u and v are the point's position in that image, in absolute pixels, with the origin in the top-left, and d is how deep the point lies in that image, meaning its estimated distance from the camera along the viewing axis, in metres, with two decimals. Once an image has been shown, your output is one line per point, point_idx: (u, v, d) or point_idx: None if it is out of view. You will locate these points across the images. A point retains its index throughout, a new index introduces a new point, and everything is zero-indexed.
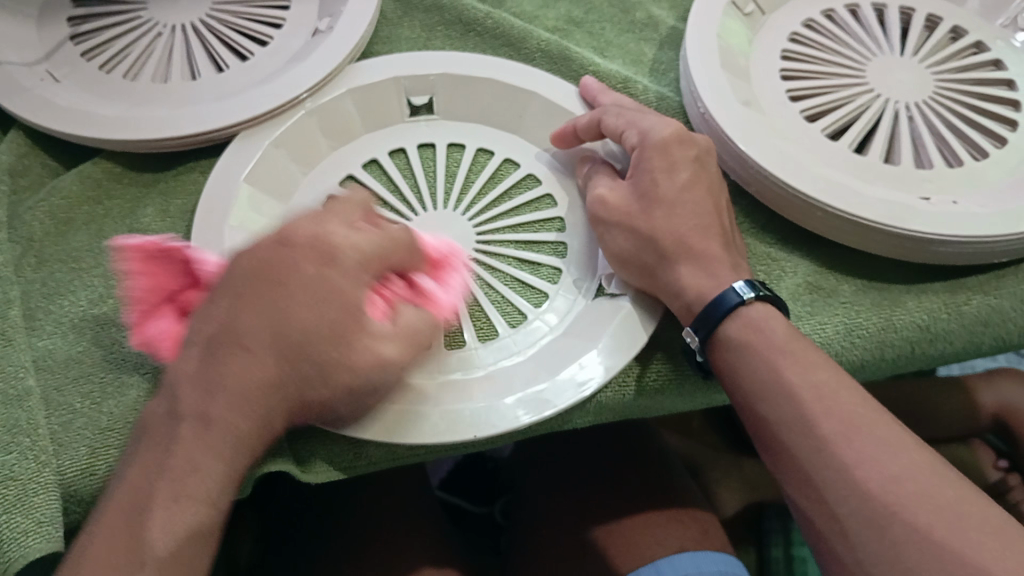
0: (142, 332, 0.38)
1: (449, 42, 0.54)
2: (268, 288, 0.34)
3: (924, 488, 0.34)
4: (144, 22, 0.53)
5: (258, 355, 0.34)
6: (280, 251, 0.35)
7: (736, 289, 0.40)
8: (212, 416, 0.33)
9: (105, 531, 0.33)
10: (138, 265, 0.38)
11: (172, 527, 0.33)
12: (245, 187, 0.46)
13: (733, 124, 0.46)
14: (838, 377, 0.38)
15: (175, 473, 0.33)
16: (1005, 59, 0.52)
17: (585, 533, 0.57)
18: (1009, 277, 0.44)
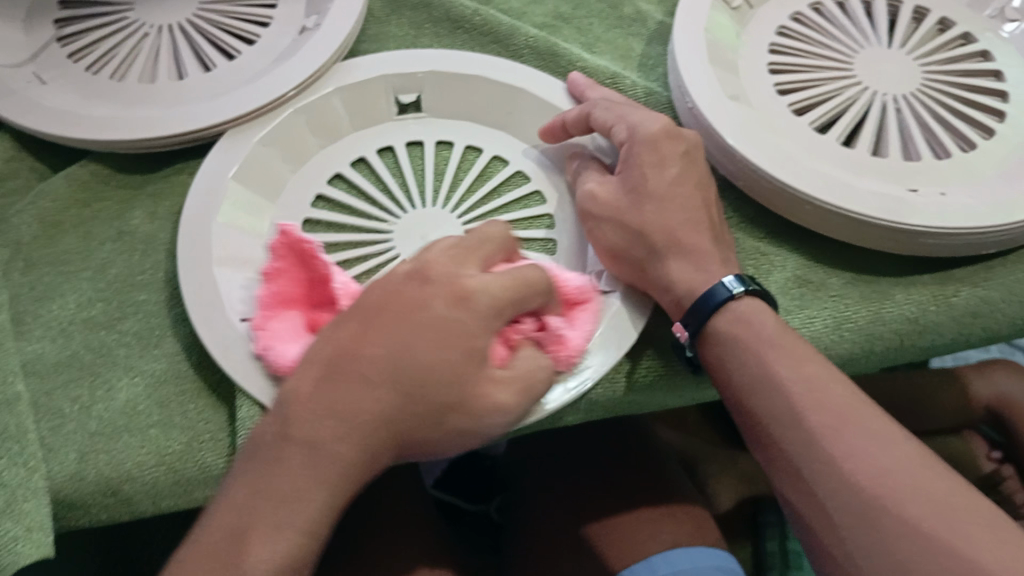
0: (258, 316, 0.40)
1: (437, 40, 0.54)
2: (394, 321, 0.35)
3: (914, 481, 0.34)
4: (131, 23, 0.53)
5: (376, 390, 0.34)
6: (414, 284, 0.36)
7: (726, 283, 0.40)
8: (321, 444, 0.33)
9: (204, 548, 0.34)
10: (283, 253, 0.41)
11: (272, 552, 0.33)
12: (233, 184, 0.46)
13: (721, 118, 0.46)
14: (828, 371, 0.38)
15: (274, 495, 0.34)
16: (993, 49, 0.52)
17: (580, 530, 0.57)
18: (997, 269, 0.44)
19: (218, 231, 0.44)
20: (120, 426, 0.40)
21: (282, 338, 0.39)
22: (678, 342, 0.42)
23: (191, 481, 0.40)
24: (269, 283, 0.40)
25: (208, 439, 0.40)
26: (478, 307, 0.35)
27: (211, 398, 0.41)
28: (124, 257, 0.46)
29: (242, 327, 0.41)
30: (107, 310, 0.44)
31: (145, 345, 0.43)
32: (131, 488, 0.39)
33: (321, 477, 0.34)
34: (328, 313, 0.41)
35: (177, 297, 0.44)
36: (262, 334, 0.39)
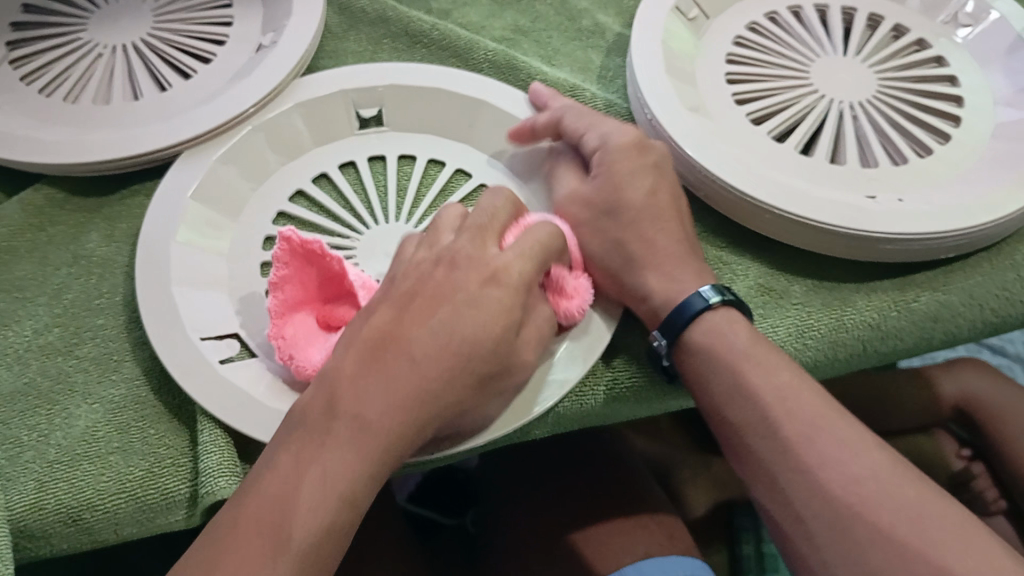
0: (273, 323, 0.40)
1: (396, 55, 0.54)
2: (430, 301, 0.36)
3: (888, 488, 0.34)
4: (84, 44, 0.52)
5: (421, 362, 0.35)
6: (444, 268, 0.37)
7: (702, 293, 0.40)
8: (370, 418, 0.34)
9: (247, 522, 0.32)
10: (289, 258, 0.40)
11: (317, 524, 0.32)
12: (191, 204, 0.45)
13: (679, 129, 0.46)
14: (800, 379, 0.38)
15: (320, 471, 0.33)
16: (947, 55, 0.52)
17: (553, 542, 0.56)
18: (956, 273, 0.45)
19: (175, 252, 0.43)
20: (79, 453, 0.39)
21: (307, 342, 0.40)
22: (653, 352, 0.42)
23: (155, 507, 0.39)
24: (278, 289, 0.40)
25: (171, 464, 0.39)
26: (514, 280, 0.37)
27: (172, 422, 0.40)
28: (81, 282, 0.45)
29: (203, 346, 0.40)
30: (64, 336, 0.43)
31: (103, 371, 0.42)
32: (92, 517, 0.38)
33: (371, 449, 0.33)
34: (345, 307, 0.42)
35: (136, 320, 0.43)
36: (287, 342, 0.39)
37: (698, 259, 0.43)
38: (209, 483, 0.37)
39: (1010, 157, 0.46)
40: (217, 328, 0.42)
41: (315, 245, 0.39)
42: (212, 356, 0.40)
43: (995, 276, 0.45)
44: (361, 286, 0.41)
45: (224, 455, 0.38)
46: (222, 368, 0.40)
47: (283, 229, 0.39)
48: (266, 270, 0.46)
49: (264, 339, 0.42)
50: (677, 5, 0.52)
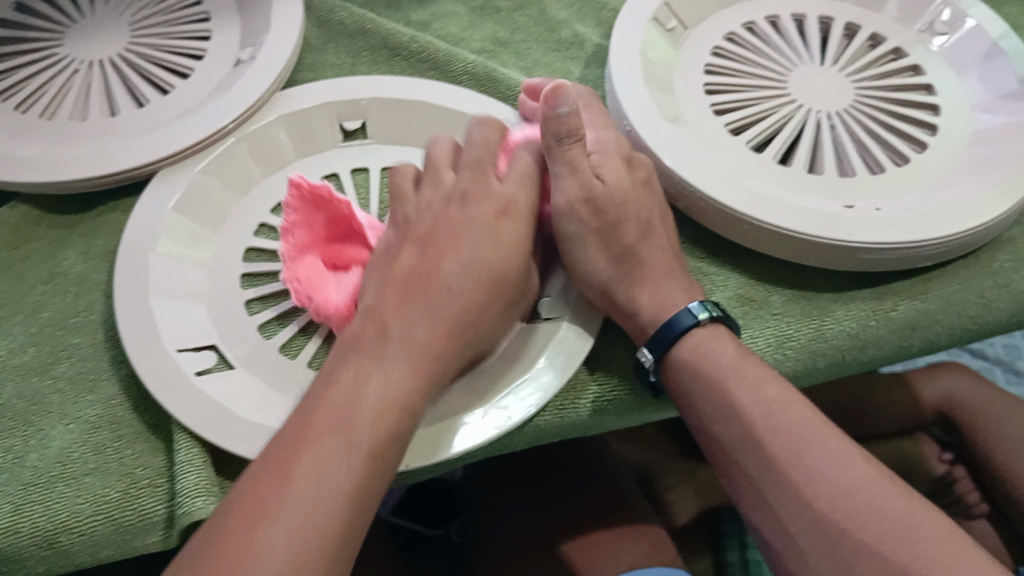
0: (286, 268, 0.42)
1: (374, 67, 0.54)
2: (454, 234, 0.40)
3: (874, 502, 0.34)
4: (60, 60, 0.52)
5: (455, 288, 0.38)
6: (456, 206, 0.41)
7: (690, 310, 0.40)
8: (418, 336, 0.36)
9: (318, 419, 0.33)
10: (299, 204, 0.42)
11: (384, 422, 0.34)
12: (173, 215, 0.45)
13: (659, 140, 0.46)
14: (787, 393, 0.38)
15: (380, 377, 0.35)
16: (924, 64, 0.53)
17: (538, 555, 0.56)
18: (934, 281, 0.45)
19: (155, 264, 0.43)
20: (55, 474, 0.39)
21: (321, 282, 0.42)
22: (640, 367, 0.42)
23: (132, 529, 0.38)
24: (290, 234, 0.42)
25: (147, 486, 0.39)
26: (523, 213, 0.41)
27: (150, 441, 0.40)
28: (57, 300, 0.45)
29: (180, 358, 0.40)
30: (40, 355, 0.43)
31: (80, 391, 0.42)
32: (68, 540, 0.38)
33: (421, 359, 0.36)
34: (355, 248, 0.44)
35: (114, 338, 0.43)
36: (303, 281, 0.41)
37: (683, 273, 0.43)
38: (185, 504, 0.37)
39: (988, 164, 0.46)
40: (195, 340, 0.42)
41: (323, 190, 0.42)
42: (187, 367, 0.40)
43: (973, 284, 0.45)
44: (368, 225, 0.44)
45: (201, 475, 0.38)
46: (197, 380, 0.39)
47: (292, 175, 0.42)
48: (250, 281, 0.45)
49: (242, 350, 0.42)
50: (655, 16, 0.52)
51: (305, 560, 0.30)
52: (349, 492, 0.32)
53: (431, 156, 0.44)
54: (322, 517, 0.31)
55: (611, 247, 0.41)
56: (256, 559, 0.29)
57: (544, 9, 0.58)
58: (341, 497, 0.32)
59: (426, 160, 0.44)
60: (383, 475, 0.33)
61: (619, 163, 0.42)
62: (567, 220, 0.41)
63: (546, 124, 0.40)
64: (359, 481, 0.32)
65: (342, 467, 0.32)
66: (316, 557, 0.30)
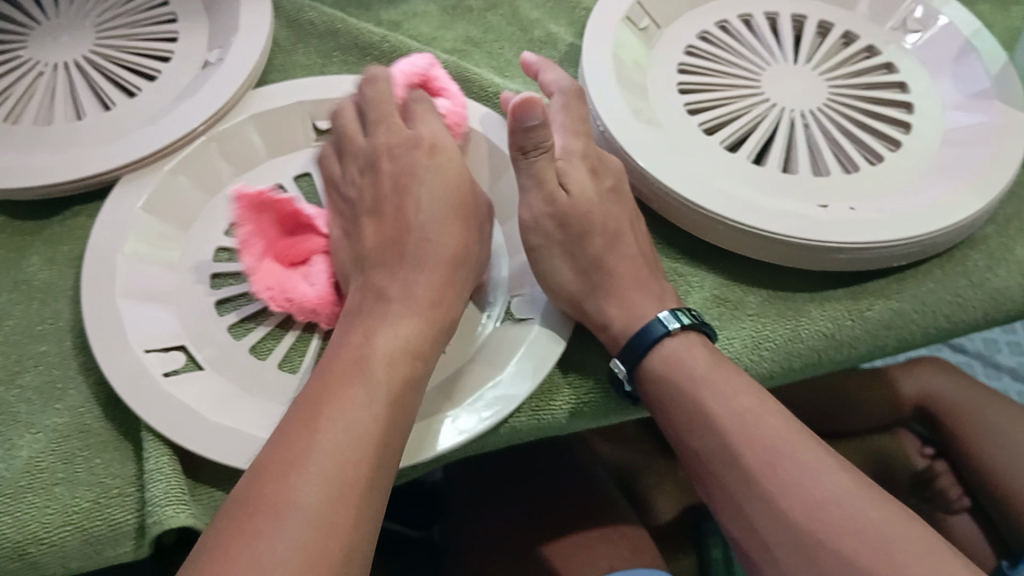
0: (253, 281, 0.41)
1: (346, 67, 0.54)
2: (411, 188, 0.42)
3: (849, 514, 0.34)
4: (24, 62, 0.51)
5: (431, 237, 0.41)
6: (388, 164, 0.44)
7: (662, 320, 0.40)
8: (413, 288, 0.39)
9: (334, 372, 0.35)
10: (246, 215, 0.42)
11: (393, 361, 0.36)
12: (141, 214, 0.44)
13: (632, 141, 0.46)
14: (759, 401, 0.38)
15: (384, 332, 0.37)
16: (897, 61, 0.53)
17: (517, 557, 0.56)
18: (908, 281, 0.45)
19: (122, 264, 0.42)
20: (22, 486, 0.38)
21: (293, 282, 0.42)
22: (614, 377, 0.42)
23: (102, 539, 0.38)
24: (249, 246, 0.42)
25: (117, 495, 0.38)
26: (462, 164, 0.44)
27: (119, 449, 0.40)
28: (23, 307, 0.44)
29: (147, 358, 0.39)
30: (5, 365, 0.42)
31: (47, 400, 0.41)
32: (37, 551, 0.37)
33: (419, 308, 0.38)
34: (312, 241, 0.45)
35: (82, 346, 0.43)
36: (280, 287, 0.41)
37: (656, 278, 0.43)
38: (155, 513, 0.36)
39: (959, 164, 0.47)
40: (164, 341, 0.41)
41: (264, 194, 0.43)
42: (155, 369, 0.39)
43: (947, 284, 0.45)
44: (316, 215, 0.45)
45: (171, 484, 0.37)
46: (165, 382, 0.39)
47: (232, 192, 0.42)
48: (219, 282, 0.45)
49: (212, 352, 0.41)
50: (628, 16, 0.52)
51: (345, 495, 0.32)
52: (378, 430, 0.34)
53: (339, 124, 0.46)
54: (355, 455, 0.33)
55: (576, 260, 0.42)
56: (300, 499, 0.31)
57: (518, 8, 0.58)
58: (370, 437, 0.33)
59: (339, 137, 0.46)
60: (405, 410, 0.35)
61: (584, 172, 0.43)
62: (534, 233, 0.42)
63: (513, 135, 0.40)
64: (384, 423, 0.34)
65: (367, 409, 0.34)
66: (354, 484, 0.32)
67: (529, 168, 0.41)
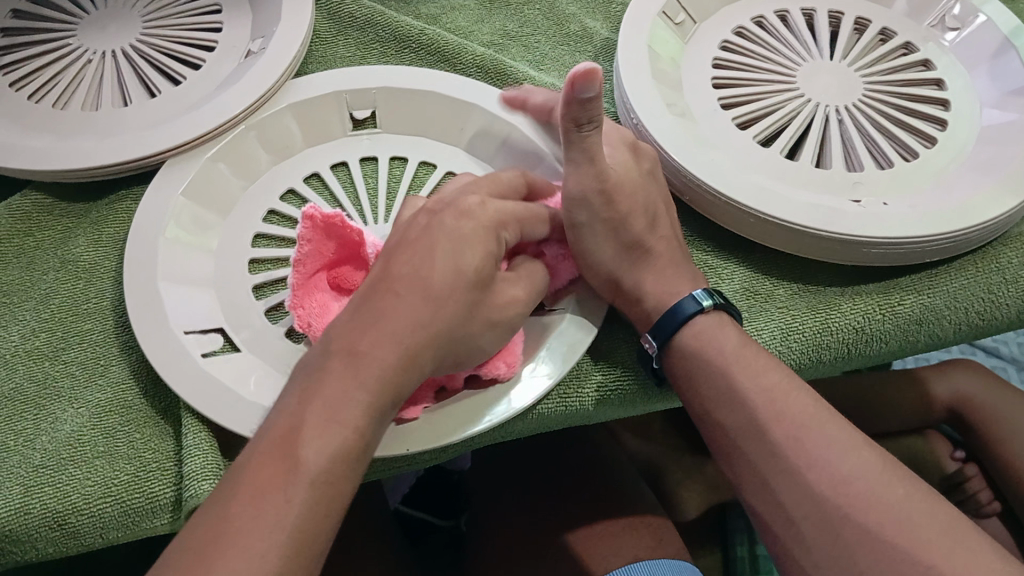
0: (293, 295, 0.41)
1: (384, 59, 0.54)
2: (418, 239, 0.36)
3: (879, 491, 0.34)
4: (74, 50, 0.52)
5: (407, 297, 0.34)
6: (424, 218, 0.37)
7: (694, 297, 0.41)
8: (363, 352, 0.33)
9: (258, 452, 0.31)
10: (312, 233, 0.41)
11: (325, 447, 0.31)
12: (182, 198, 0.46)
13: (665, 133, 0.46)
14: (786, 383, 0.38)
15: (323, 402, 0.32)
16: (934, 59, 0.53)
17: (543, 544, 0.56)
18: (941, 276, 0.45)
19: (165, 245, 0.44)
20: (64, 458, 0.39)
21: (327, 311, 0.41)
22: (644, 353, 0.42)
23: (139, 512, 0.38)
24: (302, 263, 0.41)
25: (155, 469, 0.39)
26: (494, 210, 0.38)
27: (158, 426, 0.41)
28: (67, 287, 0.45)
29: (185, 338, 0.40)
30: (51, 341, 0.43)
31: (89, 376, 0.42)
32: (78, 521, 0.38)
33: (369, 380, 0.32)
34: (358, 272, 0.43)
35: (123, 325, 0.44)
36: (310, 314, 0.41)
37: (687, 265, 0.43)
38: (191, 487, 0.37)
39: (995, 160, 0.46)
40: (202, 323, 0.42)
41: (337, 217, 0.41)
42: (193, 349, 0.40)
43: (981, 280, 0.45)
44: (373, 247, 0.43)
45: (208, 460, 0.38)
46: (203, 362, 0.40)
47: (305, 206, 0.40)
48: (256, 267, 0.46)
49: (248, 333, 0.43)
50: (664, 10, 0.53)
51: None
52: (298, 524, 0.29)
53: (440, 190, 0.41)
54: (265, 554, 0.28)
55: (611, 236, 0.42)
56: None
57: (554, 3, 0.58)
58: (286, 535, 0.29)
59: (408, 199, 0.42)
60: (330, 501, 0.31)
61: (623, 153, 0.43)
62: (578, 210, 0.41)
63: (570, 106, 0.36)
64: (309, 514, 0.30)
65: (285, 502, 0.29)
66: None
67: (580, 145, 0.39)
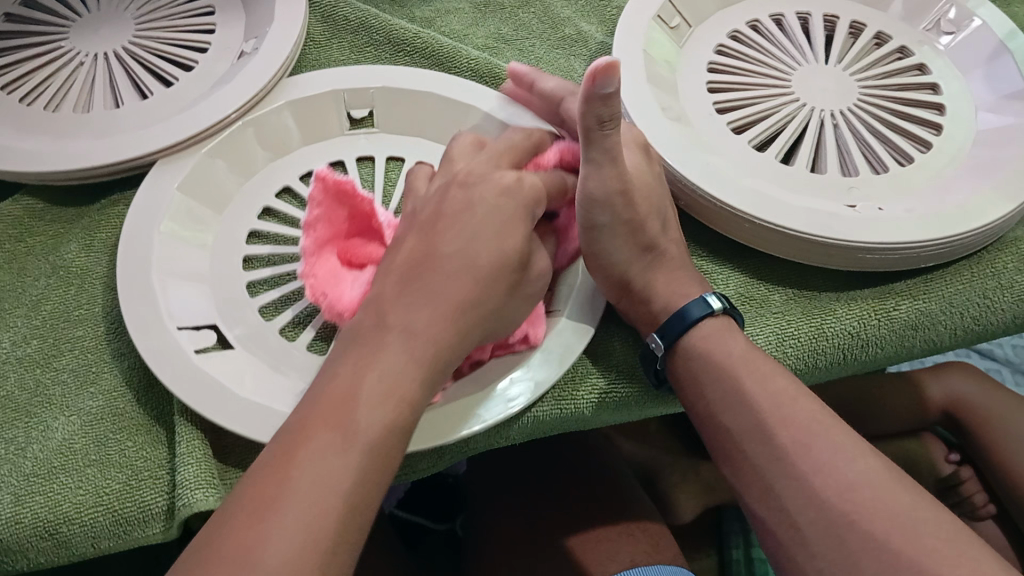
0: (306, 262, 0.41)
1: (378, 62, 0.54)
2: (461, 218, 0.38)
3: (883, 498, 0.34)
4: (66, 53, 0.52)
5: (450, 274, 0.36)
6: (460, 194, 0.39)
7: (705, 300, 0.41)
8: (418, 328, 0.34)
9: (313, 411, 0.31)
10: (324, 198, 0.41)
11: (380, 413, 0.31)
12: (178, 195, 0.45)
13: (661, 137, 0.46)
14: (789, 388, 0.38)
15: (381, 368, 0.32)
16: (929, 62, 0.53)
17: (539, 547, 0.56)
18: (937, 281, 0.45)
19: (160, 241, 0.43)
20: (56, 466, 0.39)
21: (339, 280, 0.41)
22: (648, 354, 0.42)
23: (132, 520, 0.38)
24: (314, 228, 0.41)
25: (148, 477, 0.39)
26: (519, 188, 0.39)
27: (151, 434, 0.40)
28: (60, 292, 0.45)
29: (179, 335, 0.40)
30: (43, 348, 0.43)
31: (82, 384, 0.42)
32: (69, 530, 0.37)
33: (422, 353, 0.33)
34: (370, 246, 0.44)
35: (116, 330, 0.43)
36: (323, 282, 0.41)
37: (691, 269, 0.43)
38: (184, 494, 0.37)
39: (991, 165, 0.46)
40: (196, 320, 0.42)
41: (348, 183, 0.42)
42: (187, 346, 0.40)
43: (976, 285, 0.45)
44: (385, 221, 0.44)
45: (201, 467, 0.38)
46: (197, 358, 0.39)
47: (317, 169, 0.41)
48: (250, 266, 0.46)
49: (241, 331, 0.42)
50: (659, 13, 0.53)
51: (304, 558, 0.27)
52: (352, 487, 0.29)
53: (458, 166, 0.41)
54: (321, 512, 0.28)
55: (620, 240, 0.41)
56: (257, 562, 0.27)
57: (549, 6, 0.58)
58: (341, 494, 0.29)
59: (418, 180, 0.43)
60: (382, 469, 0.31)
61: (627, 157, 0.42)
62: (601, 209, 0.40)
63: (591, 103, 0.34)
64: (363, 481, 0.30)
65: (344, 467, 0.29)
66: (312, 555, 0.28)
67: (601, 142, 0.38)
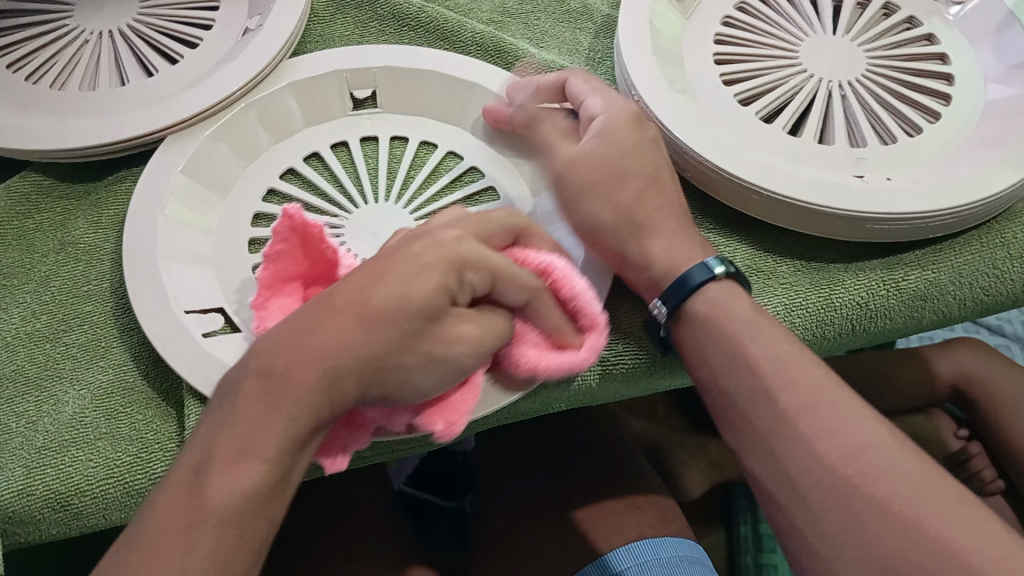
0: (259, 295, 0.39)
1: (383, 36, 0.54)
2: (384, 261, 0.34)
3: (891, 459, 0.34)
4: (70, 30, 0.52)
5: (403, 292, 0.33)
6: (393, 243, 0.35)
7: (706, 265, 0.41)
8: (292, 372, 0.31)
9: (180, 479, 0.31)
10: (288, 236, 0.38)
11: (234, 482, 0.30)
12: (181, 177, 0.45)
13: (666, 109, 0.46)
14: (795, 354, 0.38)
15: (242, 428, 0.31)
16: (938, 33, 0.52)
17: (544, 523, 0.56)
18: (946, 251, 0.45)
19: (163, 223, 0.43)
20: (65, 440, 0.39)
21: None
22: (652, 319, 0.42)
23: (141, 493, 0.38)
24: (272, 264, 0.39)
25: (158, 451, 0.39)
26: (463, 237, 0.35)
27: (160, 408, 0.40)
28: (68, 268, 0.45)
29: (186, 318, 0.40)
30: (52, 323, 0.43)
31: (91, 358, 0.42)
32: (79, 501, 0.38)
33: (288, 402, 0.31)
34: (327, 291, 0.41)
35: (123, 306, 0.43)
36: (272, 321, 0.38)
37: (697, 237, 0.43)
38: None
39: (1000, 134, 0.46)
40: (201, 303, 0.42)
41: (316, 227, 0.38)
42: (194, 329, 0.40)
43: (985, 256, 0.44)
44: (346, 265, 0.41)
45: None
46: (202, 341, 0.40)
47: (287, 206, 0.38)
48: (256, 248, 0.46)
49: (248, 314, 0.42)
50: None
51: None
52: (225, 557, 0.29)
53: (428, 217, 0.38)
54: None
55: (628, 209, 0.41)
56: None
57: None
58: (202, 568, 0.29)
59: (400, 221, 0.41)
60: (237, 545, 0.30)
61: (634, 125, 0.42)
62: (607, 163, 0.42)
63: None
64: (228, 545, 0.30)
65: (203, 539, 0.29)
66: None
67: None
